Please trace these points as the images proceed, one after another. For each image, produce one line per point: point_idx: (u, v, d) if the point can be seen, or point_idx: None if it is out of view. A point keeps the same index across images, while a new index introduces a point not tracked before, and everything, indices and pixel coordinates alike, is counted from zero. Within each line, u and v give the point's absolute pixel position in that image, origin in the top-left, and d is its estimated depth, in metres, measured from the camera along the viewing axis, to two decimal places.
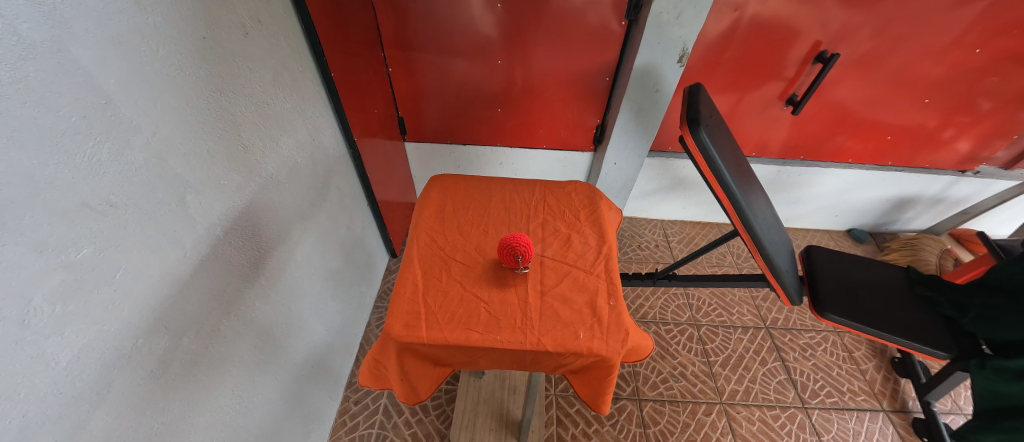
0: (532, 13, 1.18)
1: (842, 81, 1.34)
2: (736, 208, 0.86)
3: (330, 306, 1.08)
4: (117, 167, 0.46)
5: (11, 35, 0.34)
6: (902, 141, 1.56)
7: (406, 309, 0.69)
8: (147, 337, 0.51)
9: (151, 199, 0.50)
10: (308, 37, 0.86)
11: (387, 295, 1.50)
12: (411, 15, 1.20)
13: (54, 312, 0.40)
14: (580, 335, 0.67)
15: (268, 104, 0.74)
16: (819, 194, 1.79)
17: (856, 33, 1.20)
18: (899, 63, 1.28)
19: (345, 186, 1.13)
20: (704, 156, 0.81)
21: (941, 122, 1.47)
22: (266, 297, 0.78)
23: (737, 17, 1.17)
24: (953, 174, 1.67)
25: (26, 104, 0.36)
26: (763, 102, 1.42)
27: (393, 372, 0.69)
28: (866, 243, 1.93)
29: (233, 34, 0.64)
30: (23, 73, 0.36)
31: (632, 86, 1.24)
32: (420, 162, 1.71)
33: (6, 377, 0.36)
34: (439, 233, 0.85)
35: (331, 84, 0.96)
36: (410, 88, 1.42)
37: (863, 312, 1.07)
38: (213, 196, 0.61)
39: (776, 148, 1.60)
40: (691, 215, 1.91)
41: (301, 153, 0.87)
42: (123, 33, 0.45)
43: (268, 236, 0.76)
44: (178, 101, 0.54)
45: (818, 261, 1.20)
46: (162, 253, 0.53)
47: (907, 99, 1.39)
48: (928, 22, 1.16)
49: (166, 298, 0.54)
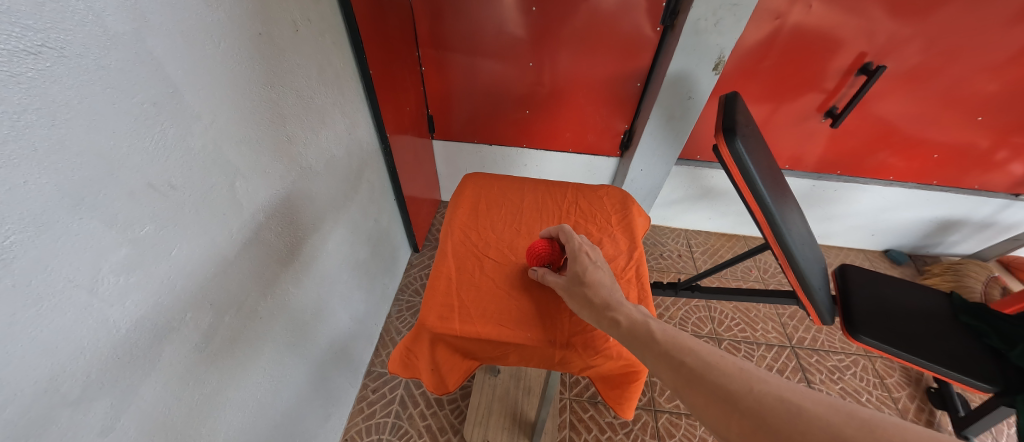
0: (566, 16, 1.18)
1: (889, 94, 1.28)
2: (771, 222, 0.83)
3: (355, 295, 1.12)
4: (179, 151, 0.49)
5: (98, 27, 0.38)
6: (951, 161, 1.47)
7: (439, 301, 0.71)
8: (194, 313, 0.54)
9: (205, 182, 0.53)
10: (350, 35, 0.89)
11: (408, 288, 1.53)
12: (447, 16, 1.23)
13: (119, 282, 0.43)
14: (609, 338, 0.67)
15: (311, 98, 0.78)
16: (856, 212, 1.72)
17: (907, 44, 1.14)
18: (953, 78, 1.21)
19: (375, 180, 1.16)
20: (739, 168, 0.80)
21: (996, 142, 1.38)
22: (299, 282, 0.81)
23: (778, 25, 1.14)
24: (1005, 198, 1.57)
25: (106, 90, 0.39)
26: (800, 113, 1.38)
27: (424, 362, 0.70)
28: (904, 265, 1.83)
29: (286, 31, 0.67)
30: (106, 62, 0.39)
31: (664, 93, 1.22)
32: (447, 160, 1.74)
33: (74, 341, 0.40)
34: (472, 230, 0.86)
35: (369, 81, 0.99)
36: (441, 87, 1.45)
37: (901, 337, 1.01)
38: (258, 183, 0.64)
39: (812, 161, 1.55)
40: (717, 226, 1.86)
41: (338, 146, 0.91)
42: (190, 25, 0.48)
43: (304, 224, 0.80)
44: (233, 92, 0.57)
45: (854, 280, 1.15)
46: (212, 234, 0.56)
47: (959, 115, 1.32)
48: (990, 34, 1.10)
49: (213, 277, 0.57)
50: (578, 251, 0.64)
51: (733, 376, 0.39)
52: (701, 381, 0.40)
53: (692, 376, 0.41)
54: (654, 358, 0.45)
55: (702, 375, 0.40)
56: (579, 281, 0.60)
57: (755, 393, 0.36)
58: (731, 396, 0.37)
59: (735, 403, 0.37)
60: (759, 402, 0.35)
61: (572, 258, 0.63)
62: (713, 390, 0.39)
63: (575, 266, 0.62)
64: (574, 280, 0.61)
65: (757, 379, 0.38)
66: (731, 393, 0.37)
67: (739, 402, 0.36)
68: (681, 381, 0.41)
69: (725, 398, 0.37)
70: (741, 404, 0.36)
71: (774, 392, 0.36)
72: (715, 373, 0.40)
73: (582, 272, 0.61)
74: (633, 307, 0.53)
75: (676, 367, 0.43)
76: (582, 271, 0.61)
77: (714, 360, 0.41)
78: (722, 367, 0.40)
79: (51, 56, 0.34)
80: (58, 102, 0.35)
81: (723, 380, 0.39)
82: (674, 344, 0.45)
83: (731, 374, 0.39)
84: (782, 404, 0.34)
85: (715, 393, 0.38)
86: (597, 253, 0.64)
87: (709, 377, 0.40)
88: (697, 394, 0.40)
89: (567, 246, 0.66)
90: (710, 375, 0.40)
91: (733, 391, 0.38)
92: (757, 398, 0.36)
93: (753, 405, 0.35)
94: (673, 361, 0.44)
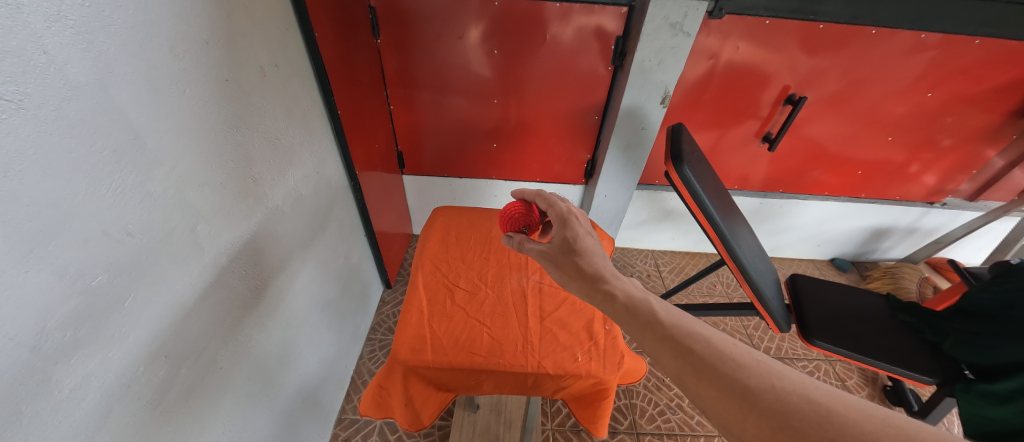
0: (526, 59, 1.28)
1: (814, 119, 1.45)
2: (722, 238, 0.90)
3: (324, 337, 1.07)
4: (138, 197, 0.48)
5: (59, 78, 0.38)
6: (874, 175, 1.66)
7: (411, 333, 0.71)
8: (147, 366, 0.51)
9: (165, 227, 0.52)
10: (318, 78, 0.92)
11: (380, 327, 1.48)
12: (413, 59, 1.29)
13: (64, 337, 0.41)
14: (578, 357, 0.69)
15: (278, 139, 0.78)
16: (801, 225, 1.87)
17: (821, 78, 1.32)
18: (865, 104, 1.40)
19: (345, 217, 1.15)
20: (688, 190, 0.87)
21: (907, 157, 1.58)
22: (263, 327, 0.78)
23: (713, 63, 1.28)
24: (922, 206, 1.77)
25: (64, 139, 0.39)
26: (742, 139, 1.53)
27: (398, 398, 0.69)
28: (849, 272, 1.99)
29: (253, 76, 0.69)
30: (66, 112, 0.39)
31: (620, 124, 1.33)
32: (418, 194, 1.75)
33: (10, 405, 0.37)
34: (443, 261, 0.87)
35: (337, 121, 1.01)
36: (409, 124, 1.49)
37: (850, 339, 1.09)
38: (221, 225, 0.63)
39: (757, 181, 1.70)
40: (680, 245, 1.96)
41: (306, 184, 0.91)
42: (155, 74, 0.49)
43: (270, 265, 0.78)
44: (197, 136, 0.57)
45: (804, 288, 1.24)
46: (170, 281, 0.54)
47: (873, 136, 1.50)
48: (886, 68, 1.29)
49: (170, 326, 0.54)
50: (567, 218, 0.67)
51: (750, 371, 0.41)
52: (716, 373, 0.42)
53: (705, 366, 0.43)
54: (664, 345, 0.47)
55: (716, 366, 0.42)
56: (570, 251, 0.63)
57: (776, 392, 0.38)
58: (750, 391, 0.39)
59: (755, 399, 0.38)
60: (781, 400, 0.37)
61: (561, 225, 0.67)
62: (727, 383, 0.40)
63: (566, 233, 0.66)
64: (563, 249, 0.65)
65: (777, 376, 0.40)
66: (750, 389, 0.39)
67: (759, 399, 0.38)
68: (691, 370, 0.43)
69: (743, 394, 0.39)
70: (762, 402, 0.38)
71: (794, 391, 0.38)
72: (730, 367, 0.42)
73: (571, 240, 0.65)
74: (630, 288, 0.57)
75: (687, 355, 0.44)
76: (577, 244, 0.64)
77: (729, 353, 0.43)
78: (738, 361, 0.42)
79: (9, 108, 0.34)
80: (13, 153, 0.35)
81: (741, 375, 0.41)
82: (684, 332, 0.47)
83: (748, 369, 0.41)
84: (806, 404, 0.37)
85: (733, 387, 0.40)
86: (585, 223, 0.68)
87: (725, 371, 0.42)
88: (710, 386, 0.41)
89: (556, 216, 0.68)
90: (725, 368, 0.42)
91: (753, 387, 0.39)
92: (779, 396, 0.38)
93: (776, 402, 0.37)
94: (684, 348, 0.45)
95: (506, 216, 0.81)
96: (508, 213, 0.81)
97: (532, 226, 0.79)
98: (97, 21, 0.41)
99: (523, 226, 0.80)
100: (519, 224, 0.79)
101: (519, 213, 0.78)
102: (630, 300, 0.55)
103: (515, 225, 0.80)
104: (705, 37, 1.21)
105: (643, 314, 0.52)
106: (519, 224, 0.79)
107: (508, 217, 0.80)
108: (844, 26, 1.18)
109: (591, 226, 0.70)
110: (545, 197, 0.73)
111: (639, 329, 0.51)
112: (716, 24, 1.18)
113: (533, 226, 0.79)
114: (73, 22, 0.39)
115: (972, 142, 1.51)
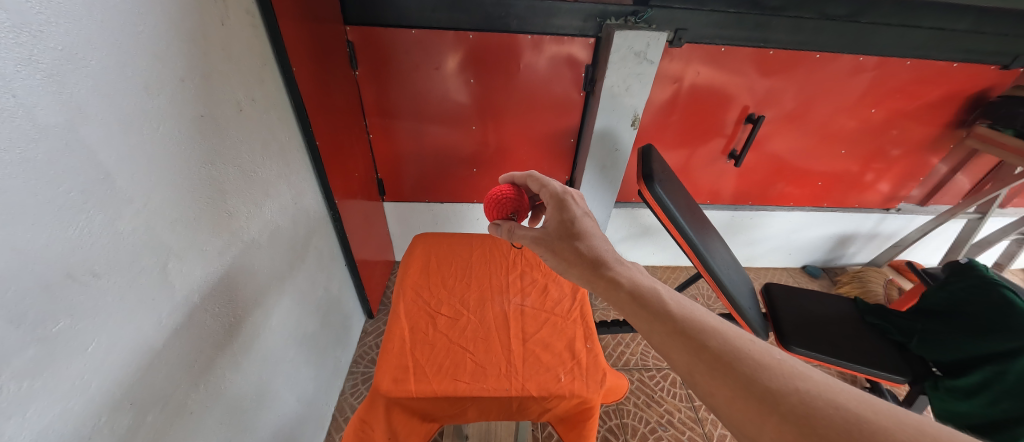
0: (502, 87, 1.33)
1: (775, 134, 1.55)
2: (696, 251, 0.94)
3: (303, 373, 1.03)
4: (106, 237, 0.47)
5: (28, 121, 0.38)
6: (833, 186, 1.77)
7: (393, 363, 0.70)
8: (110, 416, 0.48)
9: (134, 267, 0.51)
10: (297, 110, 0.93)
11: (363, 359, 1.43)
12: (392, 88, 1.32)
13: (20, 389, 0.39)
14: (561, 378, 0.70)
15: (254, 172, 0.78)
16: (772, 235, 1.96)
17: (776, 98, 1.42)
18: (819, 120, 1.51)
19: (324, 247, 1.14)
20: (662, 207, 0.91)
21: (862, 167, 1.70)
22: (238, 366, 0.74)
23: (677, 87, 1.37)
24: (880, 212, 1.89)
25: (30, 181, 0.38)
26: (709, 156, 1.61)
27: (381, 434, 0.66)
28: (820, 278, 2.08)
29: (229, 110, 0.69)
30: (32, 154, 0.39)
31: (595, 146, 1.38)
32: (399, 221, 1.74)
33: None
34: (424, 288, 0.87)
35: (316, 151, 1.01)
36: (389, 151, 1.50)
37: (824, 344, 1.13)
38: (193, 262, 0.62)
39: (728, 195, 1.78)
40: (661, 260, 2.01)
41: (284, 216, 0.90)
42: (130, 114, 0.49)
43: (245, 300, 0.76)
44: (171, 173, 0.56)
45: (778, 297, 1.29)
46: (138, 323, 0.52)
47: (828, 150, 1.62)
48: (833, 88, 1.40)
49: (136, 371, 0.52)
50: (564, 201, 0.75)
51: (770, 373, 0.45)
52: (735, 374, 0.46)
53: (723, 366, 0.47)
54: (679, 344, 0.52)
55: (733, 366, 0.47)
56: (569, 236, 0.70)
57: (799, 395, 0.42)
58: (769, 392, 0.44)
59: (774, 401, 0.43)
60: (804, 403, 0.42)
61: (560, 208, 0.74)
62: (747, 386, 0.45)
63: (565, 217, 0.73)
64: (563, 233, 0.71)
65: (800, 379, 0.44)
66: (770, 391, 0.44)
67: (779, 402, 0.42)
68: (704, 367, 0.48)
69: (763, 396, 0.43)
70: (782, 404, 0.42)
71: (819, 396, 0.42)
72: (749, 367, 0.46)
73: (571, 224, 0.72)
74: (632, 274, 0.63)
75: (703, 354, 0.49)
76: (578, 231, 0.71)
77: (748, 354, 0.48)
78: (757, 362, 0.47)
79: None
80: None
81: (760, 376, 0.45)
82: (698, 330, 0.52)
83: (768, 370, 0.46)
84: (832, 409, 0.40)
85: (752, 389, 0.44)
86: (580, 204, 0.76)
87: (744, 372, 0.46)
88: (726, 387, 0.46)
89: (553, 202, 0.76)
90: (743, 368, 0.46)
91: (773, 389, 0.44)
92: (801, 399, 0.42)
93: (798, 406, 0.42)
94: (700, 346, 0.50)
95: (494, 203, 0.83)
96: (497, 198, 0.83)
97: (521, 212, 0.83)
98: (70, 63, 0.41)
99: (511, 212, 0.83)
100: (508, 209, 0.82)
101: (510, 198, 0.82)
102: (637, 290, 0.60)
103: (503, 211, 0.83)
104: (668, 63, 1.30)
105: (653, 305, 0.58)
106: (509, 210, 0.82)
107: (497, 202, 0.83)
108: (791, 52, 1.29)
109: (586, 208, 0.78)
110: (538, 180, 0.81)
111: (650, 322, 0.56)
112: (677, 52, 1.27)
113: (521, 212, 0.84)
114: (44, 65, 0.39)
115: (916, 152, 1.64)
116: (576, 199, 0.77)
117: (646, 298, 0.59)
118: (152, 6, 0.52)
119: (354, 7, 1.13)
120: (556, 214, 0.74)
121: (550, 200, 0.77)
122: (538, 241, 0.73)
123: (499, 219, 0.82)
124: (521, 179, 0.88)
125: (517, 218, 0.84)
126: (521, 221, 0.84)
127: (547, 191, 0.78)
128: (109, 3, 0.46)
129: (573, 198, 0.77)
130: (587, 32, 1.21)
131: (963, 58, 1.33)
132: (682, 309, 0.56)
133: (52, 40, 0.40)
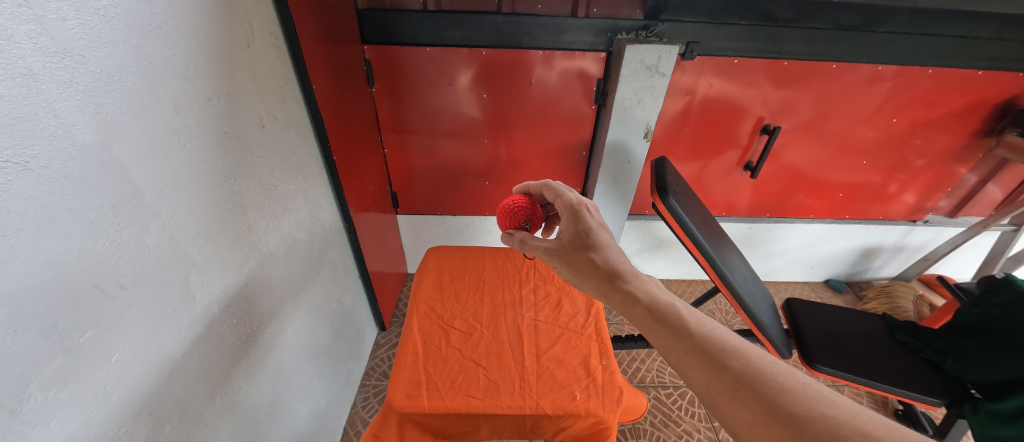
0: (513, 101, 1.35)
1: (792, 146, 1.52)
2: (713, 265, 0.92)
3: (316, 386, 1.03)
4: (133, 250, 0.48)
5: (65, 140, 0.40)
6: (855, 197, 1.71)
7: (406, 378, 0.70)
8: (130, 427, 0.49)
9: (158, 279, 0.52)
10: (315, 126, 0.96)
11: (374, 372, 1.43)
12: (406, 104, 1.35)
13: (46, 398, 0.40)
14: (576, 396, 0.69)
15: (274, 187, 0.80)
16: (792, 249, 1.90)
17: (792, 109, 1.40)
18: (837, 130, 1.47)
19: (339, 260, 1.15)
20: (677, 221, 0.91)
21: (884, 178, 1.64)
22: (252, 378, 0.75)
23: (690, 99, 1.36)
24: (906, 224, 1.82)
25: (64, 196, 0.40)
26: (724, 169, 1.59)
27: None
28: (844, 293, 2.00)
29: (251, 128, 0.72)
30: (69, 170, 0.41)
31: (607, 160, 1.39)
32: (411, 234, 1.76)
33: None
34: (437, 302, 0.87)
35: (332, 165, 1.04)
36: (403, 165, 1.53)
37: (851, 362, 1.08)
38: (213, 275, 0.63)
39: (744, 206, 1.74)
40: (675, 273, 1.97)
41: (301, 229, 0.92)
42: (158, 131, 0.51)
43: (262, 312, 0.77)
44: (195, 188, 0.58)
45: (800, 312, 1.24)
46: (160, 336, 0.53)
47: (848, 160, 1.58)
48: (853, 97, 1.37)
49: (156, 382, 0.53)
50: (579, 212, 0.74)
51: (794, 397, 0.44)
52: (756, 397, 0.45)
53: (744, 388, 0.46)
54: (697, 362, 0.50)
55: (755, 388, 0.46)
56: (584, 248, 0.69)
57: (827, 421, 0.41)
58: (794, 418, 0.42)
59: (799, 427, 0.41)
60: (831, 430, 0.40)
61: (574, 219, 0.73)
62: (771, 410, 0.43)
63: (580, 228, 0.72)
64: (579, 244, 0.70)
65: (825, 403, 0.43)
66: (794, 416, 0.42)
67: (805, 429, 0.41)
68: (723, 387, 0.47)
69: (787, 422, 0.42)
70: (807, 431, 0.41)
71: (846, 424, 0.40)
72: (771, 390, 0.45)
73: (585, 235, 0.71)
74: (649, 288, 0.62)
75: (724, 373, 0.48)
76: (593, 243, 0.70)
77: (771, 375, 0.46)
78: (781, 385, 0.45)
79: (14, 170, 0.36)
80: (14, 212, 0.36)
81: (784, 400, 0.44)
82: (719, 348, 0.50)
83: (793, 394, 0.44)
84: (860, 437, 0.39)
85: (775, 413, 0.43)
86: (595, 215, 0.75)
87: (766, 394, 0.45)
88: (747, 408, 0.44)
89: (568, 212, 0.75)
90: (765, 391, 0.45)
91: (799, 414, 0.42)
92: (827, 426, 0.41)
93: (824, 433, 0.40)
94: (720, 365, 0.49)
95: (506, 212, 0.83)
96: (509, 208, 0.83)
97: (534, 221, 0.83)
98: (107, 85, 0.44)
99: (524, 221, 0.82)
100: (520, 218, 0.82)
101: (522, 207, 0.82)
102: (654, 305, 0.59)
103: (515, 221, 0.82)
104: (680, 76, 1.30)
105: (671, 320, 0.56)
106: (521, 219, 0.82)
107: (509, 212, 0.82)
108: (807, 62, 1.27)
109: (601, 220, 0.77)
110: (553, 189, 0.81)
111: (667, 339, 0.54)
112: (690, 64, 1.27)
113: (534, 220, 0.83)
114: (83, 87, 0.41)
115: (944, 161, 1.58)
116: (590, 210, 0.76)
117: (663, 313, 0.57)
118: (182, 30, 0.54)
119: (372, 26, 1.18)
120: (570, 225, 0.73)
121: (564, 210, 0.76)
122: (551, 253, 0.72)
123: (510, 228, 0.82)
124: (535, 189, 0.88)
125: (530, 227, 0.84)
126: (534, 231, 0.83)
127: (561, 201, 0.77)
128: (144, 29, 0.49)
129: (587, 208, 0.76)
130: (598, 46, 1.22)
131: (988, 65, 1.30)
132: (701, 326, 0.54)
133: (92, 63, 0.42)
